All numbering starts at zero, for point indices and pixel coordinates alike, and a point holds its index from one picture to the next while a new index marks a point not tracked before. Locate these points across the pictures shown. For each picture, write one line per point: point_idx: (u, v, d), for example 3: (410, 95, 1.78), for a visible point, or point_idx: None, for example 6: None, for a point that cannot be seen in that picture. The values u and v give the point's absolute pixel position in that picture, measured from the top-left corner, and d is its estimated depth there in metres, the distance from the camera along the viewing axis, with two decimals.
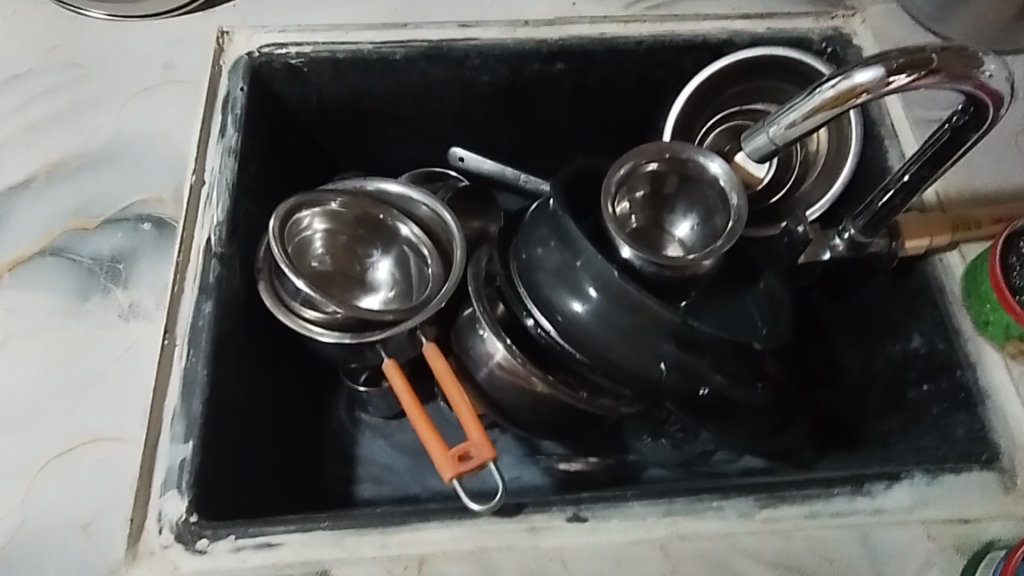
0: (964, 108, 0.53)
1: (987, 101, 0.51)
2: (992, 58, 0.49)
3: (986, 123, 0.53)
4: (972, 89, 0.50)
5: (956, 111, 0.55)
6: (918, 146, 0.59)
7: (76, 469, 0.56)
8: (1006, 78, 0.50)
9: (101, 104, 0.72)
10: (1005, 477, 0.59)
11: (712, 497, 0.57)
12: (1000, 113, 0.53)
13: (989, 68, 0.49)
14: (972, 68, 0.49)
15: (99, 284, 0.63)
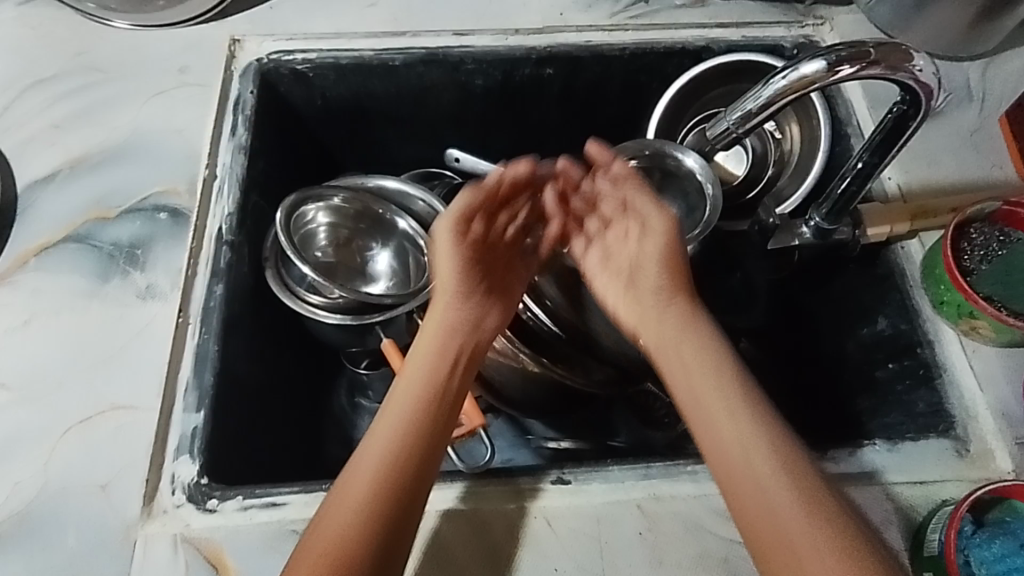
0: (903, 99, 0.59)
1: (922, 92, 0.57)
2: (921, 55, 0.55)
3: (921, 112, 0.59)
4: (909, 80, 0.56)
5: (896, 102, 0.60)
6: (867, 137, 0.64)
7: (95, 435, 0.60)
8: (934, 72, 0.56)
9: (121, 104, 0.77)
10: (959, 444, 0.63)
11: (686, 463, 0.61)
12: (934, 102, 0.58)
13: (920, 62, 0.55)
14: (907, 61, 0.54)
15: (118, 267, 0.68)
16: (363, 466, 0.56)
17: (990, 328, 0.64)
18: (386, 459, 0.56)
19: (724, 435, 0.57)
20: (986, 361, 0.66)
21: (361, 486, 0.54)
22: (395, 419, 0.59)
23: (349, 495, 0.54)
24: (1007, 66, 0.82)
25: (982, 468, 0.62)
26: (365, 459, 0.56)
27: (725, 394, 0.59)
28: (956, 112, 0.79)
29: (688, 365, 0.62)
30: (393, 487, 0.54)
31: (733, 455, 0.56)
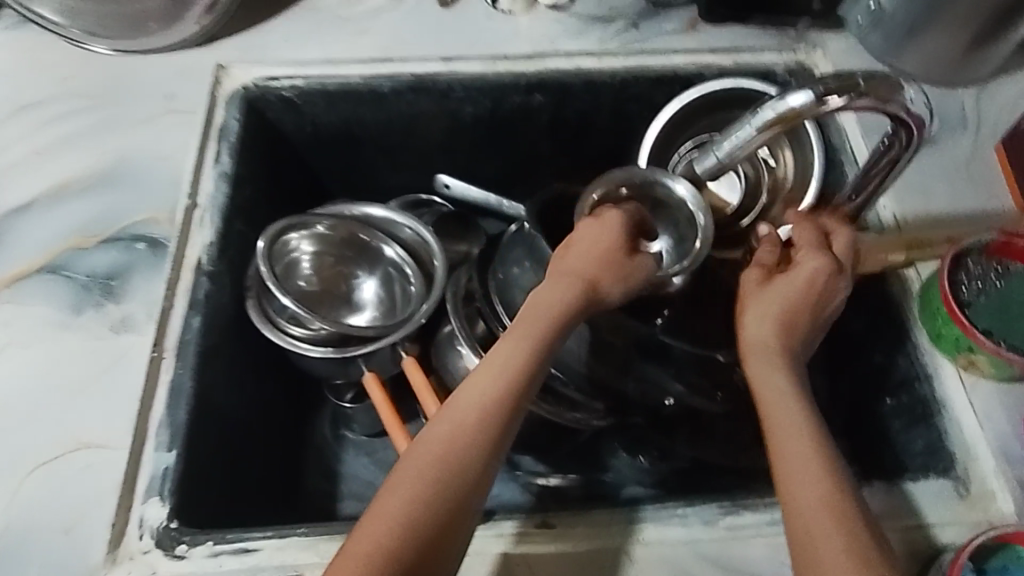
0: (894, 132, 0.60)
1: (911, 124, 0.57)
2: (914, 86, 0.55)
3: (913, 143, 0.60)
4: (899, 113, 0.55)
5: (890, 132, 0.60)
6: (861, 169, 0.65)
7: (62, 475, 0.58)
8: (924, 105, 0.56)
9: (104, 131, 0.76)
10: (960, 485, 0.61)
11: (676, 505, 0.59)
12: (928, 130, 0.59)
13: (910, 95, 0.55)
14: (897, 94, 0.53)
15: (93, 298, 0.66)
16: (422, 451, 0.53)
17: (988, 363, 0.62)
18: (447, 458, 0.52)
19: (798, 451, 0.53)
20: (986, 398, 0.64)
21: (419, 477, 0.51)
22: (472, 413, 0.54)
23: (407, 472, 0.52)
24: (1002, 93, 0.81)
25: (984, 511, 0.60)
26: (429, 446, 0.53)
27: (801, 413, 0.56)
28: (950, 140, 0.78)
29: (771, 378, 0.59)
30: (446, 491, 0.51)
31: (804, 470, 0.52)
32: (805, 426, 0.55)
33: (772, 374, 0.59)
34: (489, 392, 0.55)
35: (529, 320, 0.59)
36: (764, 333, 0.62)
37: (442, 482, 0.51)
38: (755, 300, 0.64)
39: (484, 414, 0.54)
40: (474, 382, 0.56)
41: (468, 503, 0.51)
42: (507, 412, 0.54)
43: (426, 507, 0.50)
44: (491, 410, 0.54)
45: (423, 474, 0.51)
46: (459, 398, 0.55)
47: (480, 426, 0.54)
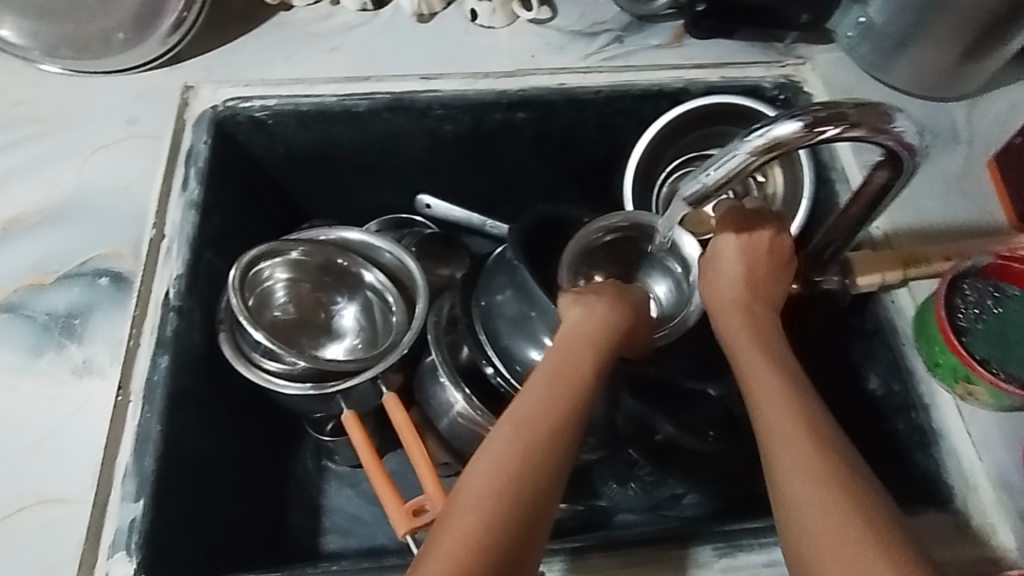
0: (881, 162, 0.57)
1: (902, 153, 0.54)
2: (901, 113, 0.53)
3: (903, 172, 0.56)
4: (890, 143, 0.53)
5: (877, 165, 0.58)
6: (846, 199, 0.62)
7: (21, 532, 0.55)
8: (916, 132, 0.53)
9: (63, 158, 0.73)
10: (959, 519, 0.59)
11: (670, 547, 0.57)
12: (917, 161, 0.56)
13: (902, 123, 0.52)
14: (886, 123, 0.52)
15: (53, 340, 0.62)
16: (483, 470, 0.49)
17: (986, 393, 0.60)
18: (512, 475, 0.48)
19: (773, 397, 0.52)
20: (984, 426, 0.62)
21: (485, 498, 0.47)
22: (539, 430, 0.51)
23: (468, 494, 0.48)
24: (993, 107, 0.80)
25: (985, 545, 0.58)
26: (493, 466, 0.49)
27: (779, 374, 0.54)
28: (942, 156, 0.76)
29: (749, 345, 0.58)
30: (516, 512, 0.47)
31: (783, 422, 0.50)
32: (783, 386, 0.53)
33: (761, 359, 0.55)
34: (548, 407, 0.52)
35: (577, 339, 0.57)
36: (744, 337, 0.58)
37: (511, 501, 0.47)
38: (716, 296, 0.62)
39: (552, 433, 0.51)
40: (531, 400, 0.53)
41: (540, 524, 0.48)
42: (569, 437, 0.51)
43: (498, 531, 0.46)
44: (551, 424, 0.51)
45: (493, 492, 0.47)
46: (514, 413, 0.52)
47: (550, 444, 0.50)
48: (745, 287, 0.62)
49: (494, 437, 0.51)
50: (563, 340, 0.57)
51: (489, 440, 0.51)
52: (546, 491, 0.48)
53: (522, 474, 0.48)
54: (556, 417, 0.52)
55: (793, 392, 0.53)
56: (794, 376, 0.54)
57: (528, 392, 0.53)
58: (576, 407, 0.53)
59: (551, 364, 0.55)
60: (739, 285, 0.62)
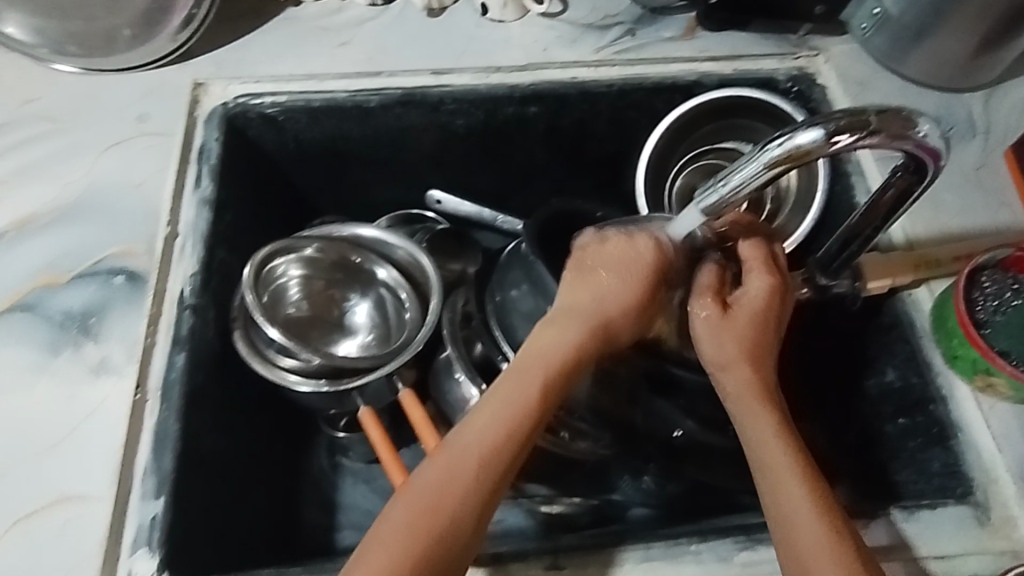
0: (904, 166, 0.55)
1: (926, 157, 0.52)
2: (926, 118, 0.51)
3: (926, 177, 0.55)
4: (911, 148, 0.51)
5: (897, 167, 0.56)
6: (866, 201, 0.60)
7: (41, 532, 0.55)
8: (940, 137, 0.51)
9: (75, 156, 0.72)
10: (979, 511, 0.59)
11: (690, 541, 0.57)
12: (941, 165, 0.54)
13: (923, 128, 0.50)
14: (909, 129, 0.50)
15: (70, 339, 0.62)
16: (448, 474, 0.51)
17: (1006, 385, 0.60)
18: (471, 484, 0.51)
19: (789, 497, 0.52)
20: (1003, 418, 0.62)
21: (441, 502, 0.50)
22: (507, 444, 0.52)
23: (413, 511, 0.50)
24: (1009, 98, 0.79)
25: (1005, 538, 0.58)
26: (443, 488, 0.51)
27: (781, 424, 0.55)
28: (960, 148, 0.76)
29: (766, 422, 0.55)
30: (460, 529, 0.50)
31: (801, 533, 0.50)
32: (802, 482, 0.52)
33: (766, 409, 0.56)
34: (505, 430, 0.53)
35: (544, 356, 0.55)
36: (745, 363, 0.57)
37: (455, 522, 0.50)
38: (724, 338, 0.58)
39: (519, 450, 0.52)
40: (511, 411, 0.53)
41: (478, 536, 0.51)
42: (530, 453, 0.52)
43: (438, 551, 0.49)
44: (504, 447, 0.52)
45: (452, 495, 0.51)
46: (473, 437, 0.52)
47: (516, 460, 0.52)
48: (737, 337, 0.58)
49: (448, 460, 0.52)
50: (534, 354, 0.55)
51: (444, 463, 0.52)
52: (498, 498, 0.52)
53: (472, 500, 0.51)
54: (512, 439, 0.53)
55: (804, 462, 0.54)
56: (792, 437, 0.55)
57: (485, 410, 0.53)
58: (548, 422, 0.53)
59: (516, 383, 0.54)
60: (733, 341, 0.58)
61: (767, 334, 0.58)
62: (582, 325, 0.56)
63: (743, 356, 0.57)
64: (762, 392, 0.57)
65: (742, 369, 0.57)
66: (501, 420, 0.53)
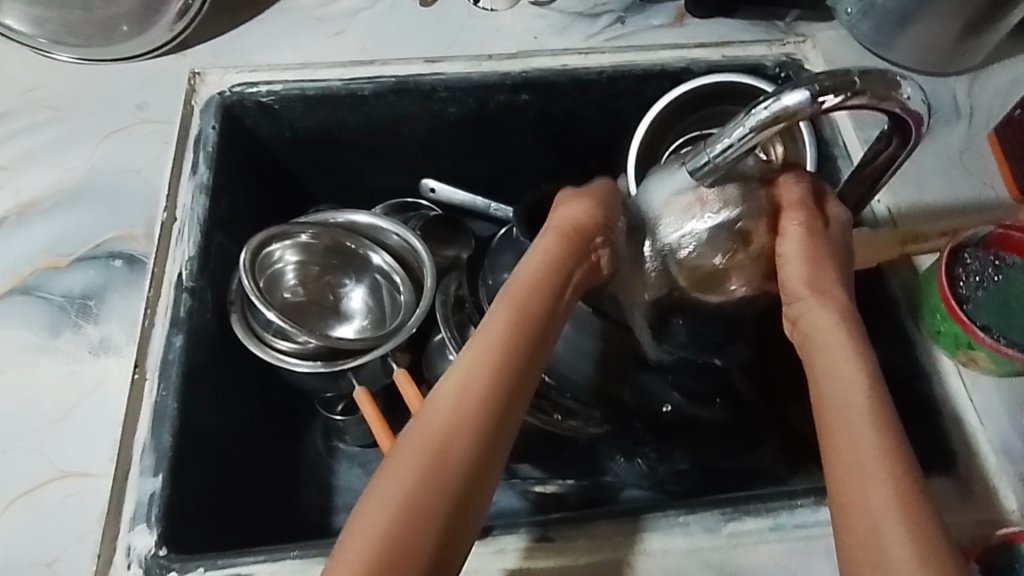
0: (889, 130, 0.56)
1: (908, 121, 0.53)
2: (908, 81, 0.52)
3: (911, 141, 0.56)
4: (896, 110, 0.52)
5: (882, 133, 0.57)
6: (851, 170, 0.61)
7: (43, 506, 0.56)
8: (923, 100, 0.52)
9: (74, 144, 0.74)
10: (962, 483, 0.60)
11: (677, 514, 0.58)
12: (923, 130, 0.55)
13: (907, 90, 0.51)
14: (894, 90, 0.51)
15: (70, 320, 0.64)
16: (431, 423, 0.49)
17: (988, 359, 0.61)
18: (452, 429, 0.48)
19: (856, 442, 0.48)
20: (986, 392, 0.63)
21: (423, 454, 0.48)
22: (487, 386, 0.50)
23: (405, 458, 0.48)
24: (994, 82, 0.80)
25: (987, 508, 0.59)
26: (432, 433, 0.48)
27: (858, 368, 0.52)
28: (944, 131, 0.77)
29: (844, 365, 0.52)
30: (455, 470, 0.47)
31: (871, 482, 0.47)
32: (874, 428, 0.49)
33: (838, 346, 0.53)
34: (496, 373, 0.50)
35: (524, 293, 0.53)
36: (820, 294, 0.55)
37: (451, 469, 0.47)
38: (805, 265, 0.56)
39: (502, 391, 0.50)
40: (488, 348, 0.51)
41: (478, 482, 0.48)
42: (506, 388, 0.50)
43: (431, 500, 0.46)
44: (485, 386, 0.50)
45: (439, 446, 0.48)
46: (459, 378, 0.50)
47: (495, 399, 0.50)
48: (811, 250, 0.55)
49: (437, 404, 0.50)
50: (514, 292, 0.53)
51: (431, 406, 0.50)
52: (479, 444, 0.48)
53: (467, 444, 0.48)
54: (505, 381, 0.50)
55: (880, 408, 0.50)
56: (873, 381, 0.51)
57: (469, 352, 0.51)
58: (523, 360, 0.51)
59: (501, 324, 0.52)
60: (817, 256, 0.56)
61: (846, 259, 0.57)
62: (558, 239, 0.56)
63: (820, 271, 0.55)
64: (846, 330, 0.54)
65: (819, 299, 0.55)
66: (493, 362, 0.50)
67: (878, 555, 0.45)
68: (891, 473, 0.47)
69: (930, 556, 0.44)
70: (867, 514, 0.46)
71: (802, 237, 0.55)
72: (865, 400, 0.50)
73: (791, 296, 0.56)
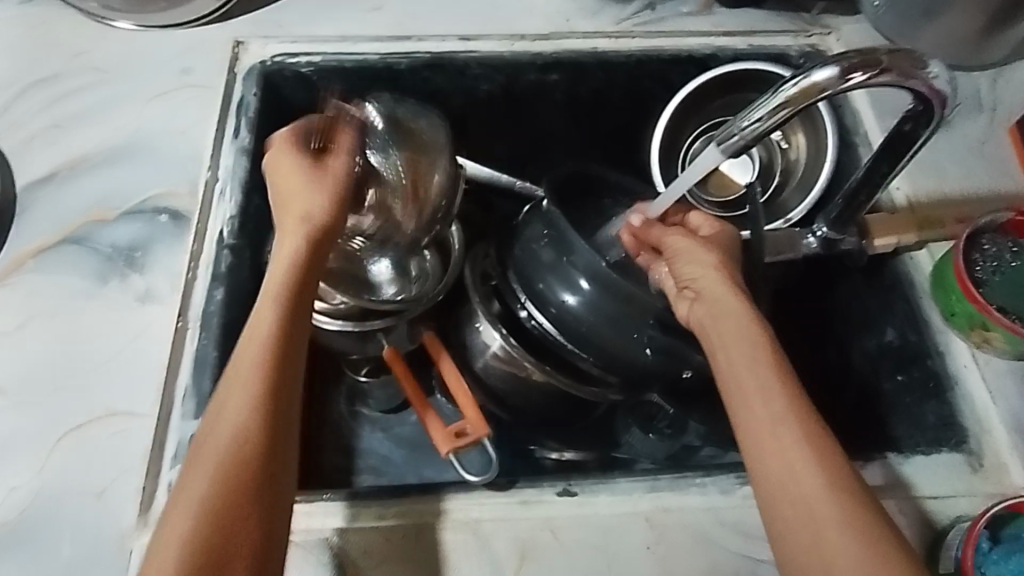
0: (914, 110, 0.57)
1: (933, 100, 0.55)
2: (936, 60, 0.53)
3: (933, 121, 0.58)
4: (920, 89, 0.54)
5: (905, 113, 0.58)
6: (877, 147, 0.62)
7: (91, 442, 0.59)
8: (947, 80, 0.54)
9: (122, 105, 0.76)
10: (972, 459, 0.63)
11: (694, 475, 0.61)
12: (946, 110, 0.57)
13: (933, 69, 0.53)
14: (919, 69, 0.52)
15: (117, 270, 0.67)
16: (224, 420, 0.47)
17: (1002, 339, 0.63)
18: (239, 422, 0.47)
19: (771, 407, 0.50)
20: (997, 373, 0.65)
21: (225, 450, 0.46)
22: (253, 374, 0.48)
23: (205, 459, 0.46)
24: (1015, 77, 0.82)
25: (995, 482, 0.62)
26: (229, 437, 0.47)
27: (772, 360, 0.52)
28: (965, 123, 0.79)
29: (754, 352, 0.53)
30: (245, 461, 0.46)
31: (804, 490, 0.47)
32: (789, 400, 0.50)
33: (742, 337, 0.54)
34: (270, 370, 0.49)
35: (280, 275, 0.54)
36: (714, 287, 0.58)
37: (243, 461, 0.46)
38: (697, 267, 0.60)
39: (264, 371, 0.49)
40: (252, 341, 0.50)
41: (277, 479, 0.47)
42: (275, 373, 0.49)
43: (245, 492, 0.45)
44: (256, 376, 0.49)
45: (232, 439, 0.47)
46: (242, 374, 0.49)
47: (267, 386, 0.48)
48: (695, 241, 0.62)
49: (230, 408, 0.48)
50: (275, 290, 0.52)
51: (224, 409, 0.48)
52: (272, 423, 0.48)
53: (257, 440, 0.47)
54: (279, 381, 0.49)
55: (799, 403, 0.50)
56: (785, 374, 0.52)
57: (246, 348, 0.50)
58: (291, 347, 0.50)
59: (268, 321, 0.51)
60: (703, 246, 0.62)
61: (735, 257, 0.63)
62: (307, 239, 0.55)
63: (725, 271, 0.59)
64: (746, 320, 0.55)
65: (721, 282, 0.58)
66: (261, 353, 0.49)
67: (819, 550, 0.45)
68: (818, 458, 0.48)
69: (850, 501, 0.46)
70: (805, 513, 0.47)
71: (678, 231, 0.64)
72: (768, 394, 0.51)
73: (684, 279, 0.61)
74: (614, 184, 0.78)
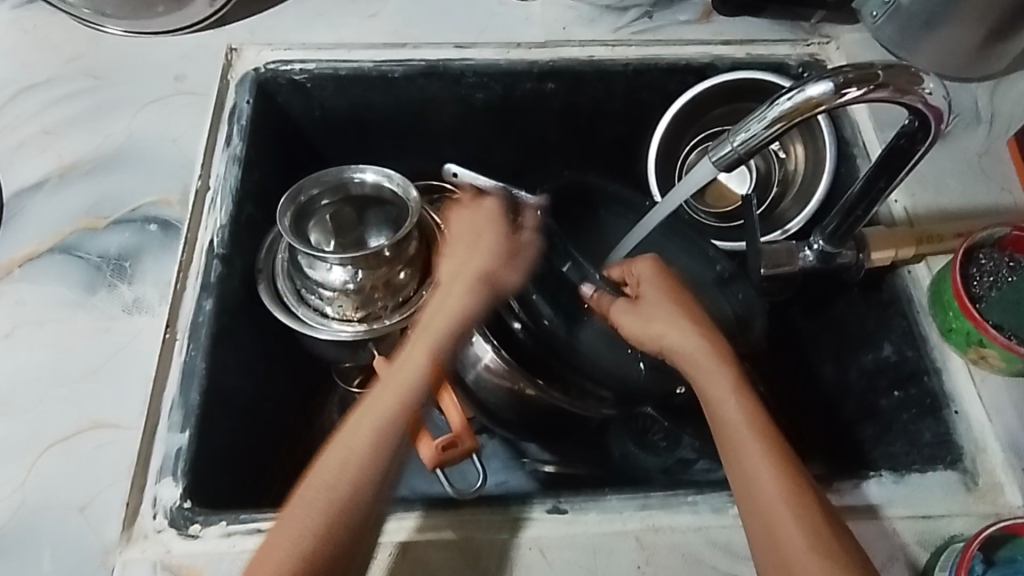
0: (910, 125, 0.56)
1: (930, 115, 0.54)
2: (932, 77, 0.52)
3: (931, 136, 0.57)
4: (917, 104, 0.53)
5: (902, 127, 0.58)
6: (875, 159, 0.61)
7: (75, 454, 0.58)
8: (944, 96, 0.53)
9: (114, 112, 0.76)
10: (968, 478, 0.62)
11: (686, 493, 0.60)
12: (943, 126, 0.56)
13: (930, 85, 0.52)
14: (916, 85, 0.52)
15: (105, 279, 0.66)
16: (319, 481, 0.54)
17: (999, 357, 0.62)
18: (339, 484, 0.54)
19: (750, 457, 0.54)
20: (994, 391, 0.64)
21: (320, 506, 0.53)
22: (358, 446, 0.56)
23: (303, 513, 0.53)
24: (1016, 90, 0.81)
25: (991, 502, 0.60)
26: (329, 492, 0.53)
27: (750, 415, 0.57)
28: (964, 136, 0.78)
29: (731, 405, 0.57)
30: (342, 517, 0.52)
31: (787, 531, 0.51)
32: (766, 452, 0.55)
33: (722, 392, 0.58)
34: (372, 442, 0.56)
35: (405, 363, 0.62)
36: (692, 340, 0.61)
37: (339, 517, 0.52)
38: (670, 321, 0.63)
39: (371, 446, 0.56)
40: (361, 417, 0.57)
41: (366, 533, 0.53)
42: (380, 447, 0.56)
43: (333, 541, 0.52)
44: (355, 447, 0.56)
45: (332, 497, 0.53)
46: (349, 444, 0.56)
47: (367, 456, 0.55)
48: (665, 295, 0.65)
49: (328, 468, 0.55)
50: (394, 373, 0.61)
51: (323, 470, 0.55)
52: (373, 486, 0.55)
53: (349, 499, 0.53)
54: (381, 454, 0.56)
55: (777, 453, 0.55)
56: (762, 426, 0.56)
57: (374, 408, 0.58)
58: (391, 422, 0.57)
59: (414, 371, 0.61)
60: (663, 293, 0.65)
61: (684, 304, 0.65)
62: (473, 290, 0.66)
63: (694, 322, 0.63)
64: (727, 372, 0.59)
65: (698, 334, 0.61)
66: (372, 426, 0.57)
67: None
68: (795, 503, 0.52)
69: (827, 542, 0.51)
70: (787, 552, 0.51)
71: (655, 279, 0.66)
72: (748, 444, 0.55)
73: (649, 341, 0.63)
74: (612, 195, 0.77)
